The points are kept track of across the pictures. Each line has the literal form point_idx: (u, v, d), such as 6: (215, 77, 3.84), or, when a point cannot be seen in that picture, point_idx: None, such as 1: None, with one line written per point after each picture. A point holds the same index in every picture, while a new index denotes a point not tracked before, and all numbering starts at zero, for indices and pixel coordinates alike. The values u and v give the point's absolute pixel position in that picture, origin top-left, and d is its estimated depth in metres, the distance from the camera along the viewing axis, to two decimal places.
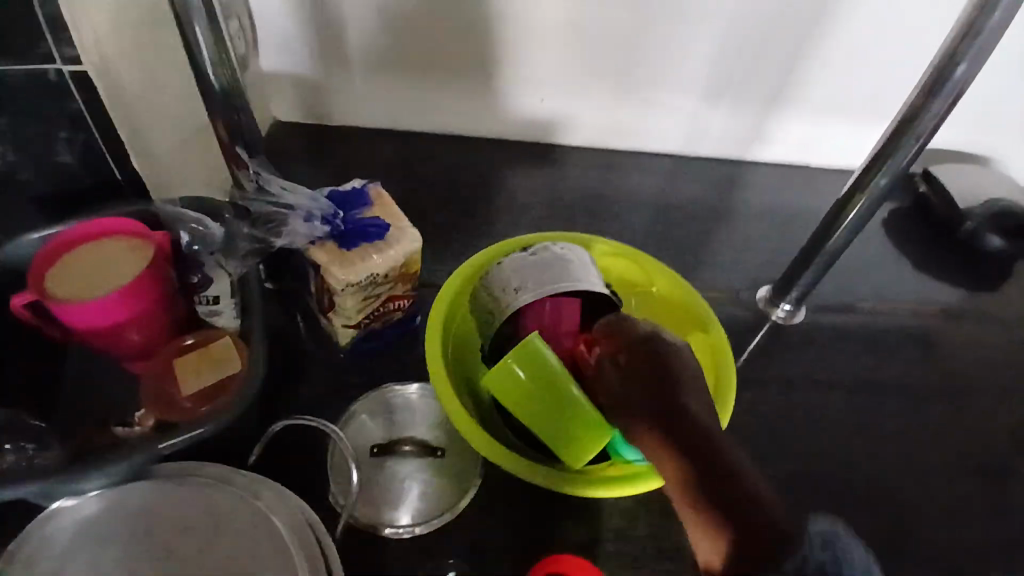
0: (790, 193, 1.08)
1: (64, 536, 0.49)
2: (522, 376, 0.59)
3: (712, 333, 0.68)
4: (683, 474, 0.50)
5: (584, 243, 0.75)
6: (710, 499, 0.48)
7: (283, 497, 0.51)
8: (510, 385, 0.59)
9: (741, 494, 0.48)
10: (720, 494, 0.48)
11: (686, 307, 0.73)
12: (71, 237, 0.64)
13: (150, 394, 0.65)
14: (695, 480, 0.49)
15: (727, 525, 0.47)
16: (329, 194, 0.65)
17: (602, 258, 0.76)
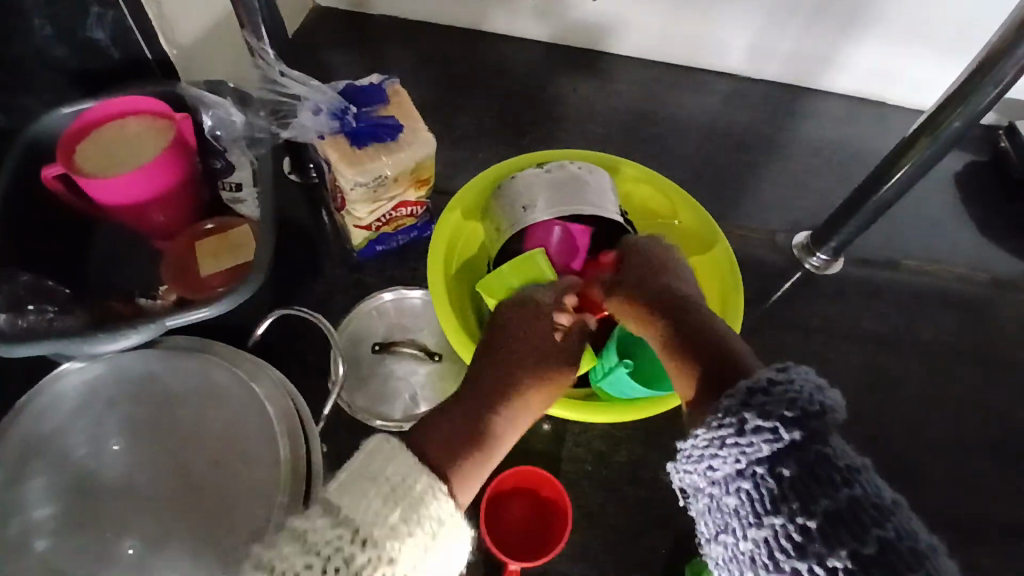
0: (853, 131, 0.99)
1: (74, 395, 0.53)
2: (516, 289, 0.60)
3: (727, 276, 0.66)
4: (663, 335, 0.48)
5: (609, 165, 0.72)
6: (685, 337, 0.46)
7: (278, 382, 0.53)
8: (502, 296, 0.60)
9: (717, 337, 0.45)
10: (681, 337, 0.46)
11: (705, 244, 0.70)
12: (102, 116, 0.67)
13: (174, 271, 0.69)
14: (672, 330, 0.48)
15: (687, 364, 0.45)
16: (344, 89, 0.64)
17: (626, 183, 0.73)
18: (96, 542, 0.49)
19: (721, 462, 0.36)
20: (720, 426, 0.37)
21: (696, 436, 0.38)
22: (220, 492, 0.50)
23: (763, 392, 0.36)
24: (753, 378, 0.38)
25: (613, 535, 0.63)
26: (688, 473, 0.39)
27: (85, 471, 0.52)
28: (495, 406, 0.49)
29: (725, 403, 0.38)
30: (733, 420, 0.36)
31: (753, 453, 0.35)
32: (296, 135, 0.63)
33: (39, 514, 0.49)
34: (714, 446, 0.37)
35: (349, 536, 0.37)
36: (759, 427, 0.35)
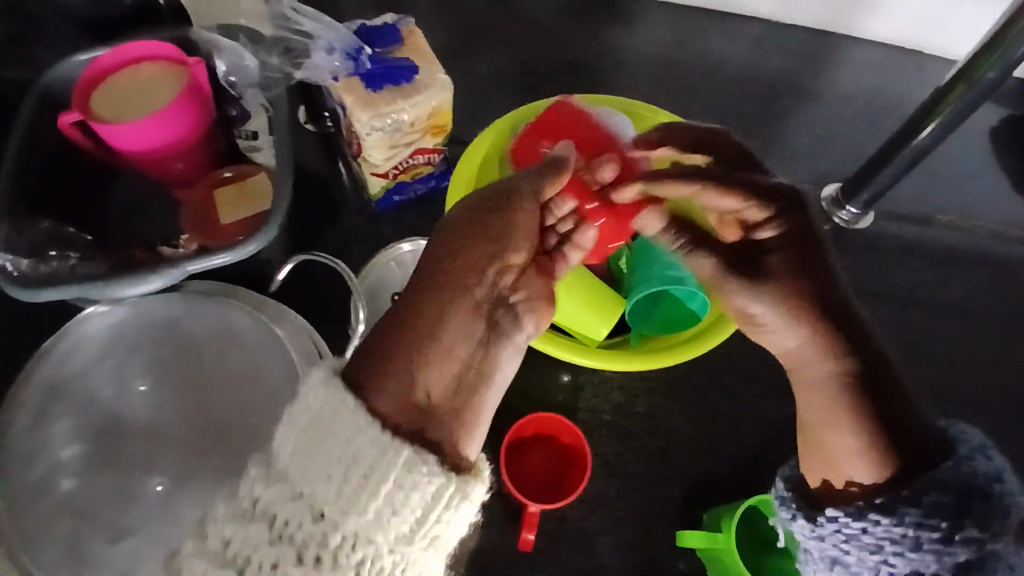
0: (887, 80, 0.95)
1: (96, 338, 0.53)
2: None
3: None
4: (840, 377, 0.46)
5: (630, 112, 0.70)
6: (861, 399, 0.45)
7: (300, 329, 0.53)
8: None
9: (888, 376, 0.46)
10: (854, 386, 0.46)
11: None
12: (116, 61, 0.65)
13: (194, 219, 0.68)
14: (858, 392, 0.46)
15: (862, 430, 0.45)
16: (358, 29, 0.62)
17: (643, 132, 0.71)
18: (122, 480, 0.51)
19: (903, 560, 0.42)
20: (916, 536, 0.42)
21: (874, 525, 0.43)
22: (242, 433, 0.51)
23: (981, 496, 0.42)
24: (946, 469, 0.43)
25: (630, 484, 0.63)
26: (842, 550, 0.44)
27: (110, 412, 0.53)
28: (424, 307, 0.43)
29: (931, 501, 0.42)
30: (948, 526, 0.41)
31: (947, 555, 0.41)
32: (309, 76, 0.62)
33: (66, 454, 0.51)
34: (908, 543, 0.42)
35: (266, 482, 0.37)
36: (967, 539, 0.41)
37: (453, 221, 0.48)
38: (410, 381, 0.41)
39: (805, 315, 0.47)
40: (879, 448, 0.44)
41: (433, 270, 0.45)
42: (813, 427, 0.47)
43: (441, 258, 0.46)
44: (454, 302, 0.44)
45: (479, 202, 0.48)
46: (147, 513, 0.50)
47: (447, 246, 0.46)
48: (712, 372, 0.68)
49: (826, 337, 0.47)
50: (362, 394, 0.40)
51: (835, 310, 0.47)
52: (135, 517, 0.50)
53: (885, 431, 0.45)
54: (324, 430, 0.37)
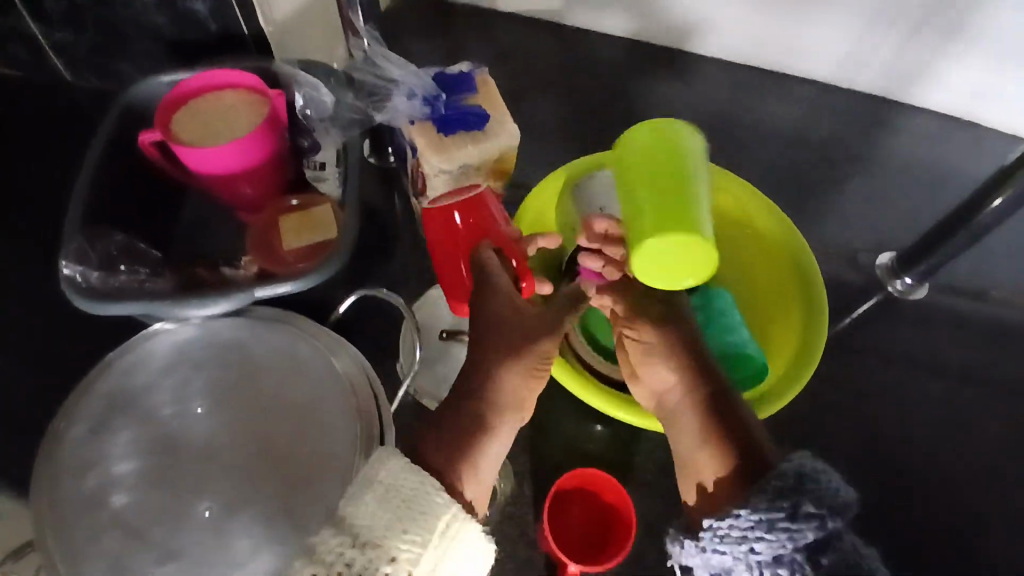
0: (944, 149, 0.94)
1: (160, 354, 0.55)
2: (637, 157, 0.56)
3: (811, 286, 0.65)
4: (697, 399, 0.52)
5: None
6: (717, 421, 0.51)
7: (357, 361, 0.54)
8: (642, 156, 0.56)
9: (750, 416, 0.52)
10: (713, 406, 0.52)
11: (784, 253, 0.69)
12: (200, 87, 0.68)
13: (257, 242, 0.70)
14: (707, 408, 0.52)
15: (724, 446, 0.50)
16: (436, 75, 0.64)
17: None
18: (171, 501, 0.51)
19: (765, 545, 0.41)
20: (768, 517, 0.41)
21: (738, 518, 0.42)
22: (294, 461, 0.52)
23: (800, 482, 0.42)
24: (784, 467, 0.43)
25: (669, 546, 0.62)
26: (720, 553, 0.43)
27: (167, 430, 0.53)
28: (466, 404, 0.50)
29: (762, 499, 0.42)
30: (786, 504, 0.41)
31: (799, 540, 0.40)
32: (388, 118, 0.63)
33: (120, 469, 0.52)
34: (751, 536, 0.41)
35: (349, 542, 0.40)
36: (805, 518, 0.40)
37: (500, 332, 0.52)
38: (472, 463, 0.49)
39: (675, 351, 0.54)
40: (719, 454, 0.50)
41: (482, 379, 0.51)
42: (682, 455, 0.53)
43: (496, 369, 0.51)
44: (496, 407, 0.51)
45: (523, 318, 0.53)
46: (194, 538, 0.50)
47: (496, 357, 0.51)
48: None
49: (684, 371, 0.54)
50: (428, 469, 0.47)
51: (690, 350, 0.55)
52: (182, 540, 0.50)
53: (740, 455, 0.49)
54: (406, 501, 0.42)
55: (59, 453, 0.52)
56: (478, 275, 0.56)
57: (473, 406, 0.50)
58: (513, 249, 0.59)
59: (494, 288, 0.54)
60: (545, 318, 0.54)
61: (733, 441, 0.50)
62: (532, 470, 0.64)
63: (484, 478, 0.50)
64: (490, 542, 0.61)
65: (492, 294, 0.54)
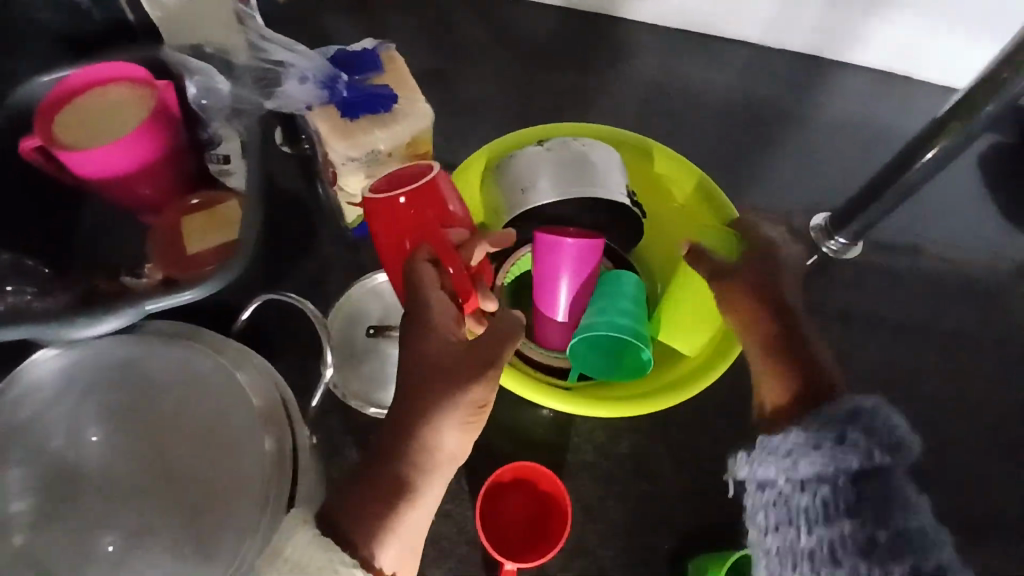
0: (875, 105, 0.93)
1: (49, 382, 0.51)
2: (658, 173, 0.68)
3: None
4: (768, 343, 0.51)
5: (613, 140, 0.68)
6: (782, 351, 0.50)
7: (266, 371, 0.50)
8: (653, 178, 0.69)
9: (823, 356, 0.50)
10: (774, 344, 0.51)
11: None
12: (79, 82, 0.62)
13: (160, 247, 0.65)
14: (778, 349, 0.50)
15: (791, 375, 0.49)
16: (335, 55, 0.60)
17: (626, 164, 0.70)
18: (76, 538, 0.48)
19: (811, 462, 0.40)
20: (817, 435, 0.41)
21: (796, 433, 0.42)
22: (203, 485, 0.49)
23: (866, 416, 0.40)
24: (844, 400, 0.42)
25: (611, 531, 0.61)
26: (765, 468, 0.43)
27: (64, 464, 0.50)
28: (396, 459, 0.45)
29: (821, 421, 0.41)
30: (834, 432, 0.40)
31: (843, 462, 0.39)
32: (281, 106, 0.59)
33: (12, 511, 0.48)
34: (808, 446, 0.41)
35: None
36: (857, 442, 0.39)
37: (428, 381, 0.45)
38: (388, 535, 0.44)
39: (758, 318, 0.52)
40: (784, 378, 0.49)
41: (406, 439, 0.45)
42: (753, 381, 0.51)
43: (422, 424, 0.45)
44: (422, 470, 0.46)
45: (451, 355, 0.46)
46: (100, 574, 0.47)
47: (422, 410, 0.45)
48: (697, 412, 0.66)
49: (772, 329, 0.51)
50: (346, 544, 0.43)
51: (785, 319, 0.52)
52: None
53: (810, 377, 0.48)
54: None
55: None
56: (412, 288, 0.48)
57: (395, 467, 0.45)
58: (454, 259, 0.50)
59: (428, 313, 0.46)
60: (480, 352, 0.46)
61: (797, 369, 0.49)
62: (470, 464, 0.62)
63: (401, 548, 0.45)
64: (428, 545, 0.59)
65: (416, 323, 0.47)
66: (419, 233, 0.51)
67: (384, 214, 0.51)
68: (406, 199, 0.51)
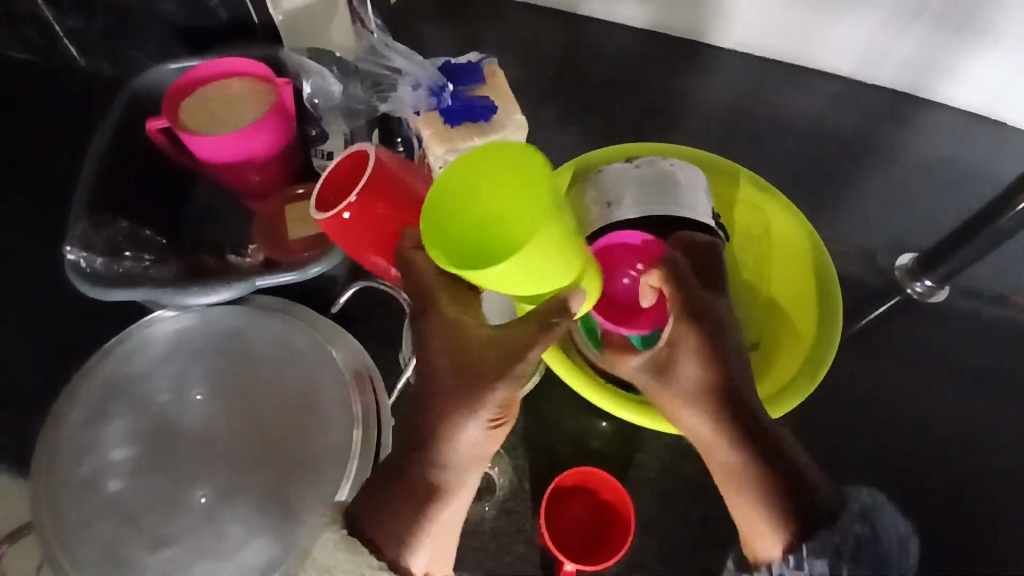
0: (969, 147, 0.91)
1: (158, 340, 0.56)
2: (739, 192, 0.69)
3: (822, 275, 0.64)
4: (734, 443, 0.50)
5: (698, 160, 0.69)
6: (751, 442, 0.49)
7: (358, 354, 0.54)
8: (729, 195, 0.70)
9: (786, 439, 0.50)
10: (760, 453, 0.49)
11: (798, 255, 0.67)
12: (208, 74, 0.67)
13: (262, 231, 0.70)
14: (759, 455, 0.49)
15: (767, 497, 0.48)
16: (443, 65, 0.64)
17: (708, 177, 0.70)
18: (169, 489, 0.52)
19: None
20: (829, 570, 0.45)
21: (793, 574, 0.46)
22: (287, 453, 0.52)
23: (858, 546, 0.45)
24: (846, 509, 0.46)
25: (669, 546, 0.61)
26: None
27: (166, 419, 0.54)
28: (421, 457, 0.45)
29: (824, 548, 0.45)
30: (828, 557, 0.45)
31: None
32: (394, 109, 0.64)
33: (116, 455, 0.53)
34: None
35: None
36: None
37: (453, 390, 0.45)
38: (415, 541, 0.45)
39: (706, 406, 0.51)
40: (752, 498, 0.48)
41: (426, 438, 0.45)
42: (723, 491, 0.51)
43: (450, 431, 0.45)
44: (447, 470, 0.46)
45: (476, 355, 0.44)
46: (189, 525, 0.50)
47: (449, 419, 0.45)
48: None
49: (739, 435, 0.49)
50: (373, 544, 0.45)
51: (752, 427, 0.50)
52: (178, 527, 0.50)
53: (788, 492, 0.47)
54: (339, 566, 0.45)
55: (60, 432, 0.53)
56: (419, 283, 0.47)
57: (427, 469, 0.45)
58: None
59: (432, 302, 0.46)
60: (505, 345, 0.44)
61: (782, 493, 0.47)
62: (532, 468, 0.63)
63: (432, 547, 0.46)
64: (486, 539, 0.60)
65: (429, 323, 0.46)
66: (398, 221, 0.51)
67: (348, 225, 0.50)
68: (358, 201, 0.49)
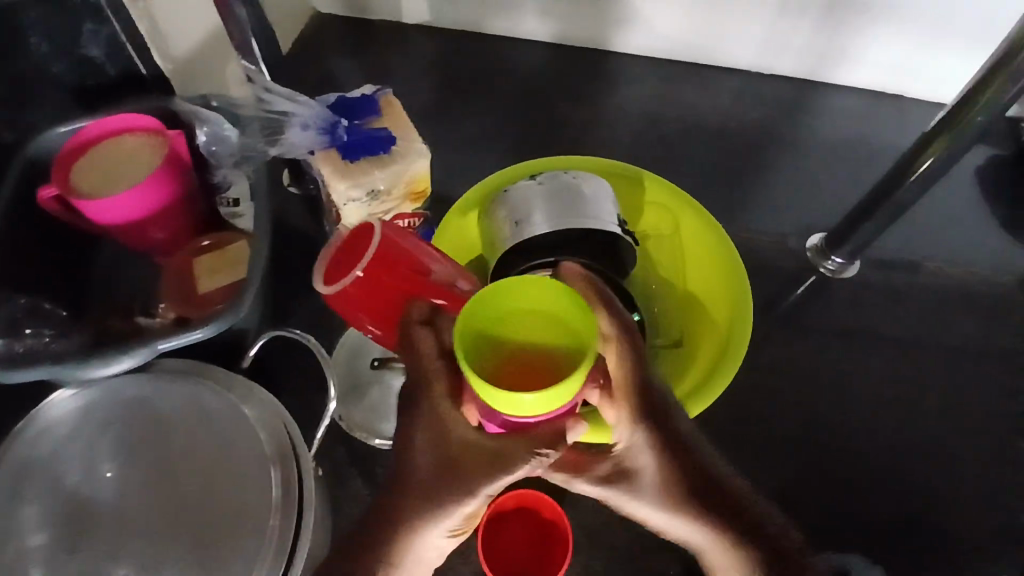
0: (867, 124, 0.95)
1: (63, 418, 0.54)
2: (643, 196, 0.71)
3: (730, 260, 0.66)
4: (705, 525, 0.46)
5: (602, 170, 0.70)
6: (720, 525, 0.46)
7: (272, 411, 0.52)
8: (636, 200, 0.72)
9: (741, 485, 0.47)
10: (729, 527, 0.45)
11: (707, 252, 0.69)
12: (94, 132, 0.65)
13: (171, 288, 0.68)
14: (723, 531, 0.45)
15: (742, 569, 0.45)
16: (336, 102, 0.63)
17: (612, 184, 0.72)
18: (87, 572, 0.49)
19: None
20: None
21: None
22: (210, 518, 0.51)
23: None
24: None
25: (615, 554, 0.62)
26: None
27: (79, 498, 0.52)
28: (389, 536, 0.45)
29: None
30: None
31: None
32: (286, 151, 0.62)
33: (29, 543, 0.50)
34: None
35: None
36: None
37: (428, 498, 0.45)
38: None
39: (673, 489, 0.47)
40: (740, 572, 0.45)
41: (392, 520, 0.45)
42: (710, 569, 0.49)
43: (415, 529, 0.45)
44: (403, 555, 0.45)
45: (460, 455, 0.44)
46: None
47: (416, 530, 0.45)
48: None
49: (699, 519, 0.46)
50: None
51: (712, 497, 0.46)
52: None
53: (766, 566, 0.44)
54: None
55: None
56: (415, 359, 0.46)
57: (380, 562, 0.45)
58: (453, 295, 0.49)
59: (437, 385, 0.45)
60: (497, 458, 0.43)
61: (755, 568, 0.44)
62: None
63: None
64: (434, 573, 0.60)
65: (421, 408, 0.46)
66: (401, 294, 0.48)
67: (350, 295, 0.47)
68: (364, 275, 0.47)
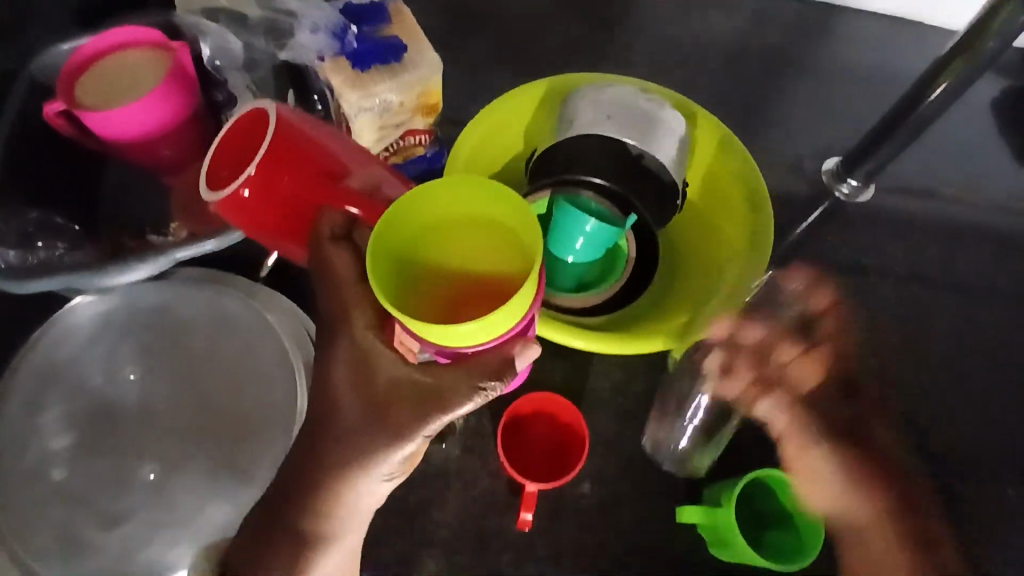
0: (885, 49, 0.93)
1: (87, 324, 0.56)
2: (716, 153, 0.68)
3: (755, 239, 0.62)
4: (865, 487, 0.51)
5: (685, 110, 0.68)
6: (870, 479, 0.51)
7: (291, 314, 0.57)
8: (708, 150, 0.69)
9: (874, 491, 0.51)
10: (887, 499, 0.50)
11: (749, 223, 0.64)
12: (98, 47, 0.63)
13: (184, 207, 0.66)
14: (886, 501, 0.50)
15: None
16: (346, 8, 0.63)
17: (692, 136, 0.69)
18: (116, 468, 0.53)
19: None
20: None
21: None
22: (234, 417, 0.54)
23: None
24: None
25: (628, 464, 0.63)
26: None
27: (104, 399, 0.55)
28: (327, 468, 0.46)
29: None
30: None
31: None
32: (294, 56, 0.62)
33: (57, 444, 0.53)
34: None
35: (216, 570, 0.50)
36: None
37: (355, 429, 0.46)
38: (316, 542, 0.48)
39: (846, 450, 0.52)
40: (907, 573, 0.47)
41: (335, 453, 0.46)
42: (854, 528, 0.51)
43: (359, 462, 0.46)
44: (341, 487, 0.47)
45: (383, 393, 0.45)
46: (141, 500, 0.52)
47: (345, 456, 0.46)
48: None
49: (859, 465, 0.51)
50: (280, 527, 0.48)
51: (871, 453, 0.52)
52: (130, 500, 0.52)
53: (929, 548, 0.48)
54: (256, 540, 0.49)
55: None
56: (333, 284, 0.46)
57: (327, 488, 0.47)
58: (370, 206, 0.45)
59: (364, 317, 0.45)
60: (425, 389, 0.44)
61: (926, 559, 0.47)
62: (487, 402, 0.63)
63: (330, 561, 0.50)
64: (452, 478, 0.61)
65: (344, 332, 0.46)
66: (306, 201, 0.45)
67: (244, 201, 0.44)
68: (258, 175, 0.44)
